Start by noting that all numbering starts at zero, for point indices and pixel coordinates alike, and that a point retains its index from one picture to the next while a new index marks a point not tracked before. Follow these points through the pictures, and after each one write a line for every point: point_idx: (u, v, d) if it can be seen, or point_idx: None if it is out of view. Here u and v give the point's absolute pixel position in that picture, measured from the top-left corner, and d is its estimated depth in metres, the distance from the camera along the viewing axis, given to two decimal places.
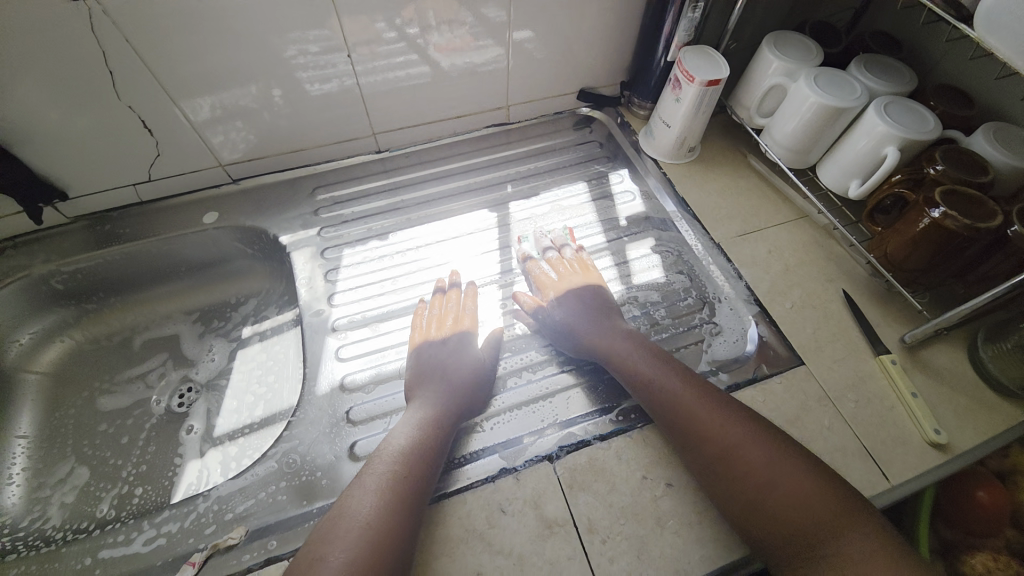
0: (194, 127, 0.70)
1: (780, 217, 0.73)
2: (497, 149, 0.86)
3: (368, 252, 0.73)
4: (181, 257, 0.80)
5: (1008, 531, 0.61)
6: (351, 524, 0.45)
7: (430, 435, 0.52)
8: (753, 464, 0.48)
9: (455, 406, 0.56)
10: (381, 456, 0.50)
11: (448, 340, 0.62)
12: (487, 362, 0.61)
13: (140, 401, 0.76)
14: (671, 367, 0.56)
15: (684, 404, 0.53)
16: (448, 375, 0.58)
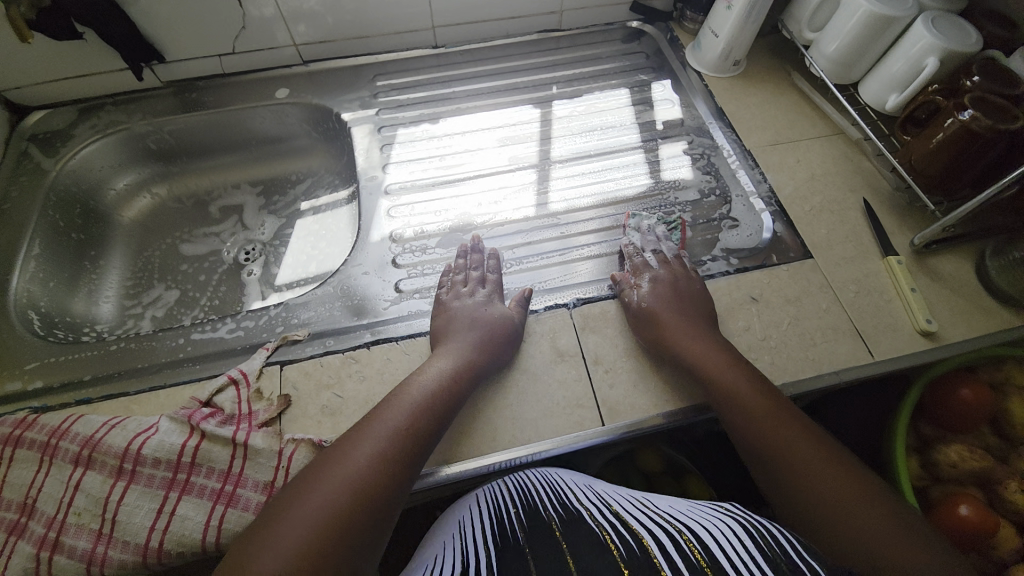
0: (276, 4, 0.77)
1: (814, 131, 0.76)
2: (547, 54, 0.89)
3: (419, 133, 0.79)
4: (252, 130, 0.89)
5: (988, 437, 0.66)
6: (352, 462, 0.45)
7: (451, 386, 0.53)
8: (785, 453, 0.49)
9: (488, 356, 0.56)
10: (404, 394, 0.52)
11: (473, 294, 0.62)
12: (515, 320, 0.59)
13: (214, 251, 0.88)
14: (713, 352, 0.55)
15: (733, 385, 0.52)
16: (477, 328, 0.58)
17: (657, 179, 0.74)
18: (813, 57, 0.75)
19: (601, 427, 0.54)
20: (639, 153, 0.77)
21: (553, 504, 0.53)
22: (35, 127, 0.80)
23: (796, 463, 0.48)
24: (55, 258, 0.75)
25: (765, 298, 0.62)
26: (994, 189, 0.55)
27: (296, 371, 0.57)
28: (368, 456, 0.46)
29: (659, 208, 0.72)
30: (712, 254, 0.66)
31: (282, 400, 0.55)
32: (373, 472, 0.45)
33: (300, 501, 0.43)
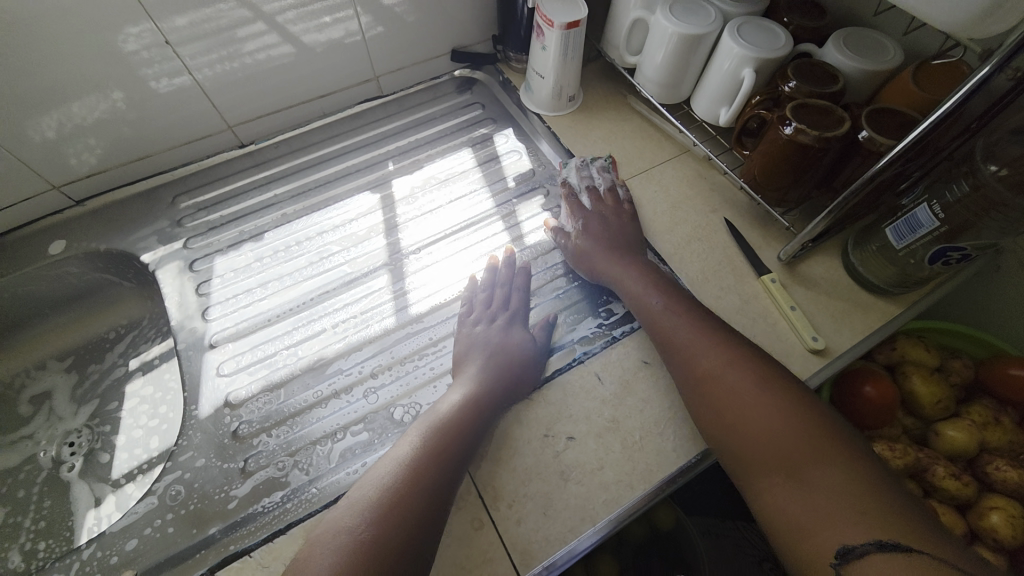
0: (23, 152, 0.62)
1: (663, 155, 0.74)
2: (375, 125, 0.80)
3: (241, 259, 0.67)
4: (37, 297, 0.71)
5: (906, 421, 0.66)
6: (379, 483, 0.45)
7: (473, 407, 0.51)
8: (764, 431, 0.46)
9: (505, 385, 0.53)
10: (408, 439, 0.49)
11: (495, 319, 0.60)
12: (536, 342, 0.58)
13: (28, 457, 0.69)
14: (698, 339, 0.53)
15: (708, 366, 0.51)
16: (494, 352, 0.56)
17: (523, 246, 0.68)
18: (640, 80, 0.73)
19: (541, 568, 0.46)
20: (499, 222, 0.70)
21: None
22: None
23: (768, 444, 0.45)
24: None
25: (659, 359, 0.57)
26: (841, 200, 0.53)
27: None
28: (376, 510, 0.43)
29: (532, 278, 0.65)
30: (590, 326, 0.61)
31: None
32: (392, 521, 0.42)
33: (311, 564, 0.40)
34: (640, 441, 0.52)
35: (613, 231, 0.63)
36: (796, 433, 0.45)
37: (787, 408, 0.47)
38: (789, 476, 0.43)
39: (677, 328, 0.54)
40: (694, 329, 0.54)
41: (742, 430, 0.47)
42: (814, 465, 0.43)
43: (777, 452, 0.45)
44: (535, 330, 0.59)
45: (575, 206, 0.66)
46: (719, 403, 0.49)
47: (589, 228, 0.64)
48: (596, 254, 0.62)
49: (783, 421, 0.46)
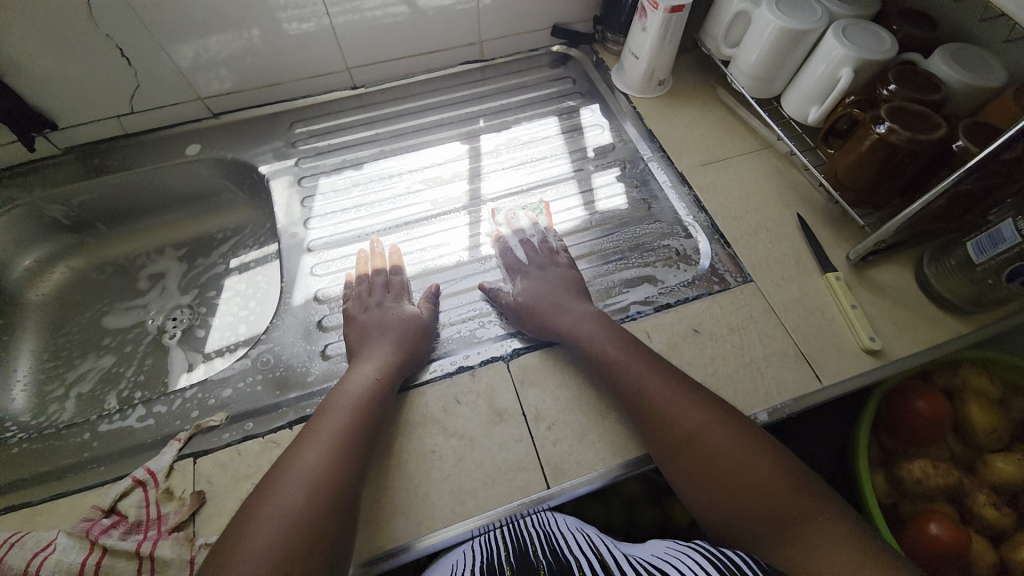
0: (182, 71, 0.73)
1: (745, 147, 0.76)
2: (472, 86, 0.87)
3: (342, 182, 0.75)
4: (168, 189, 0.82)
5: (954, 445, 0.66)
6: (296, 459, 0.47)
7: (378, 376, 0.54)
8: (716, 453, 0.48)
9: (406, 356, 0.57)
10: (327, 407, 0.52)
11: (378, 302, 0.62)
12: (425, 317, 0.61)
13: (138, 322, 0.80)
14: (644, 362, 0.54)
15: (658, 394, 0.51)
16: (387, 330, 0.59)
17: (592, 210, 0.72)
18: (734, 72, 0.75)
19: (577, 479, 0.51)
20: (572, 184, 0.74)
21: (545, 550, 0.47)
22: None
23: (720, 467, 0.47)
24: None
25: (709, 329, 0.60)
26: (920, 203, 0.54)
27: (211, 462, 0.52)
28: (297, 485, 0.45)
29: (594, 240, 0.70)
30: (645, 288, 0.64)
31: (195, 497, 0.49)
32: (307, 483, 0.45)
33: (250, 532, 0.42)
34: None
35: (573, 281, 0.63)
36: (740, 452, 0.47)
37: (730, 426, 0.49)
38: (747, 497, 0.45)
39: (616, 352, 0.55)
40: (639, 352, 0.55)
41: (694, 459, 0.48)
42: (764, 480, 0.45)
43: (729, 473, 0.47)
44: (421, 308, 0.62)
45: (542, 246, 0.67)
46: (670, 430, 0.50)
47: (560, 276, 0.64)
48: (536, 305, 0.60)
49: (728, 439, 0.48)
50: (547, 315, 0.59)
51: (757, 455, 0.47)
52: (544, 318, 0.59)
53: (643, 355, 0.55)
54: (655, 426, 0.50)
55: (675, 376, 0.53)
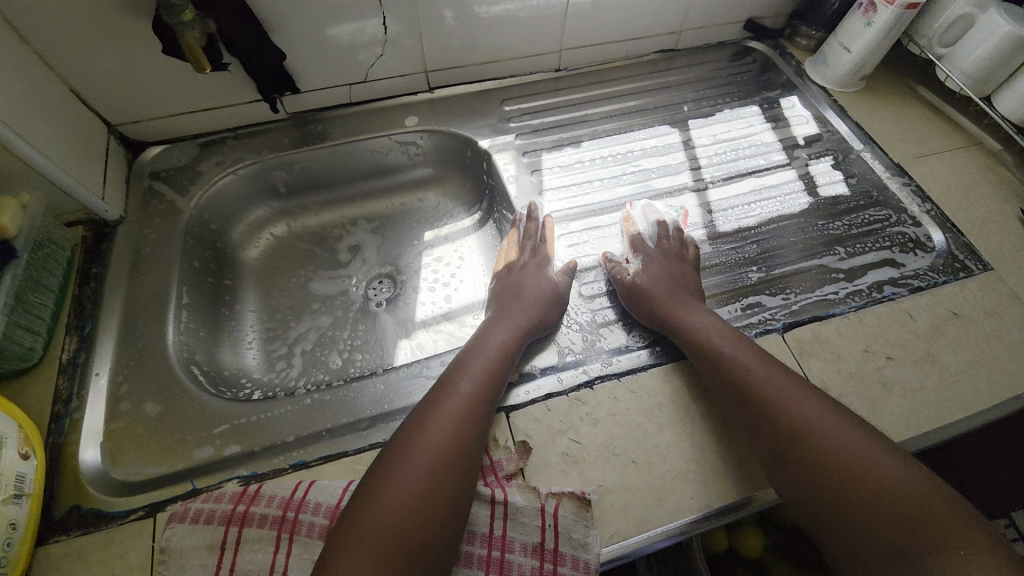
0: (422, 44, 0.74)
1: (952, 143, 0.79)
2: (667, 73, 0.89)
3: (565, 158, 0.76)
4: (376, 159, 0.81)
5: None
6: (428, 428, 0.47)
7: (512, 343, 0.56)
8: (832, 452, 0.45)
9: (535, 326, 0.58)
10: (478, 361, 0.53)
11: (524, 265, 0.66)
12: (560, 287, 0.63)
13: (342, 289, 0.79)
14: (758, 358, 0.53)
15: (772, 391, 0.50)
16: (525, 294, 0.62)
17: (816, 195, 0.74)
18: (948, 70, 0.77)
19: None
20: (791, 171, 0.76)
21: None
22: (155, 163, 0.72)
23: (837, 470, 0.44)
24: (198, 306, 0.67)
25: (965, 312, 0.62)
26: None
27: (526, 417, 0.52)
28: (428, 457, 0.45)
29: (827, 225, 0.71)
30: (891, 271, 0.66)
31: (522, 447, 0.50)
32: (439, 452, 0.45)
33: (381, 500, 0.43)
34: (956, 376, 0.57)
35: (672, 274, 0.62)
36: (866, 455, 0.45)
37: (855, 429, 0.47)
38: (868, 505, 0.43)
39: (725, 347, 0.54)
40: (749, 349, 0.54)
41: (804, 454, 0.46)
42: (893, 486, 0.43)
43: (847, 474, 0.44)
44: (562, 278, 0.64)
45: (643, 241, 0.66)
46: (785, 428, 0.48)
47: (653, 270, 0.63)
48: (657, 293, 0.60)
49: (850, 439, 0.46)
50: (665, 307, 0.58)
51: (886, 461, 0.44)
52: (658, 307, 0.58)
53: (755, 353, 0.53)
54: (769, 422, 0.48)
55: (801, 383, 0.51)
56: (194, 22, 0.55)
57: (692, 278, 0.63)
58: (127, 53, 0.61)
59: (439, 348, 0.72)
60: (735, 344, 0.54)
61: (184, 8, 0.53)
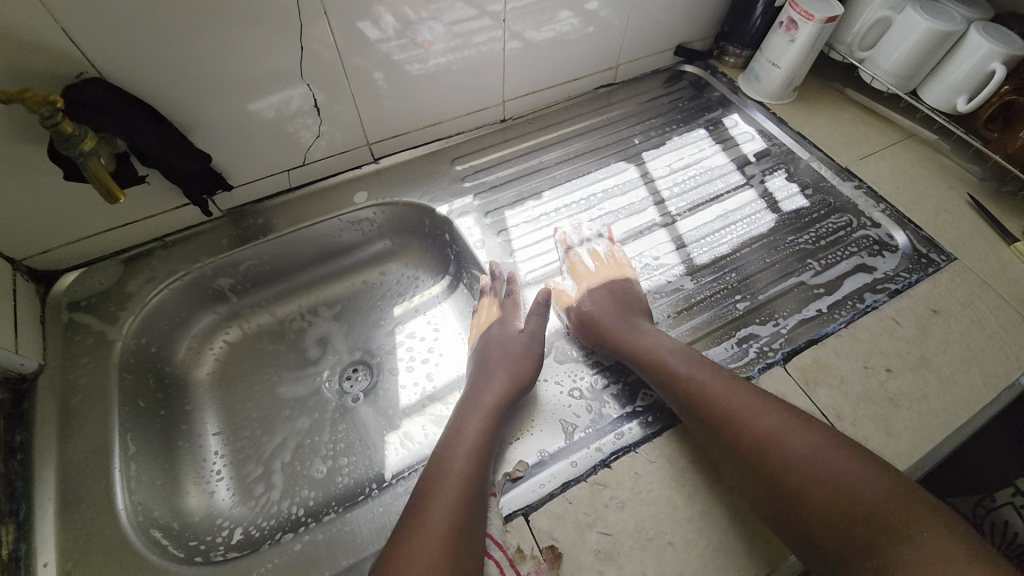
0: (362, 117, 0.70)
1: (887, 141, 0.83)
2: (612, 108, 0.89)
3: (530, 212, 0.74)
4: (329, 242, 0.76)
5: None
6: (416, 550, 0.41)
7: (492, 417, 0.52)
8: (785, 451, 0.46)
9: (512, 395, 0.54)
10: (457, 448, 0.49)
11: (504, 320, 0.63)
12: (534, 340, 0.60)
13: (314, 388, 0.72)
14: (702, 367, 0.53)
15: (724, 398, 0.50)
16: (495, 359, 0.58)
17: (779, 211, 0.75)
18: (872, 71, 0.82)
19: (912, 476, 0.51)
20: (750, 190, 0.77)
21: None
22: (74, 291, 0.63)
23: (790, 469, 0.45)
24: (147, 449, 0.58)
25: (944, 308, 0.64)
26: None
27: (548, 516, 0.47)
28: None
29: (794, 240, 0.71)
30: (866, 276, 0.67)
31: (551, 553, 0.45)
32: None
33: None
34: (952, 375, 0.58)
35: (615, 303, 0.63)
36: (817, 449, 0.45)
37: (798, 425, 0.47)
38: (821, 505, 0.43)
39: (672, 363, 0.54)
40: (694, 360, 0.54)
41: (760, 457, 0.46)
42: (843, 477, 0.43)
43: (802, 472, 0.44)
44: (528, 324, 0.61)
45: (580, 270, 0.68)
46: (740, 441, 0.47)
47: (594, 298, 0.64)
48: (604, 326, 0.60)
49: (799, 435, 0.46)
50: (610, 341, 0.58)
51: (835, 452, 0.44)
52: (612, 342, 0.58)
53: (699, 362, 0.53)
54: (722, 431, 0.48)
55: (749, 385, 0.51)
56: (98, 146, 0.50)
57: (641, 300, 0.63)
58: (23, 182, 0.53)
59: (430, 437, 0.65)
60: (683, 363, 0.53)
61: (83, 136, 0.48)
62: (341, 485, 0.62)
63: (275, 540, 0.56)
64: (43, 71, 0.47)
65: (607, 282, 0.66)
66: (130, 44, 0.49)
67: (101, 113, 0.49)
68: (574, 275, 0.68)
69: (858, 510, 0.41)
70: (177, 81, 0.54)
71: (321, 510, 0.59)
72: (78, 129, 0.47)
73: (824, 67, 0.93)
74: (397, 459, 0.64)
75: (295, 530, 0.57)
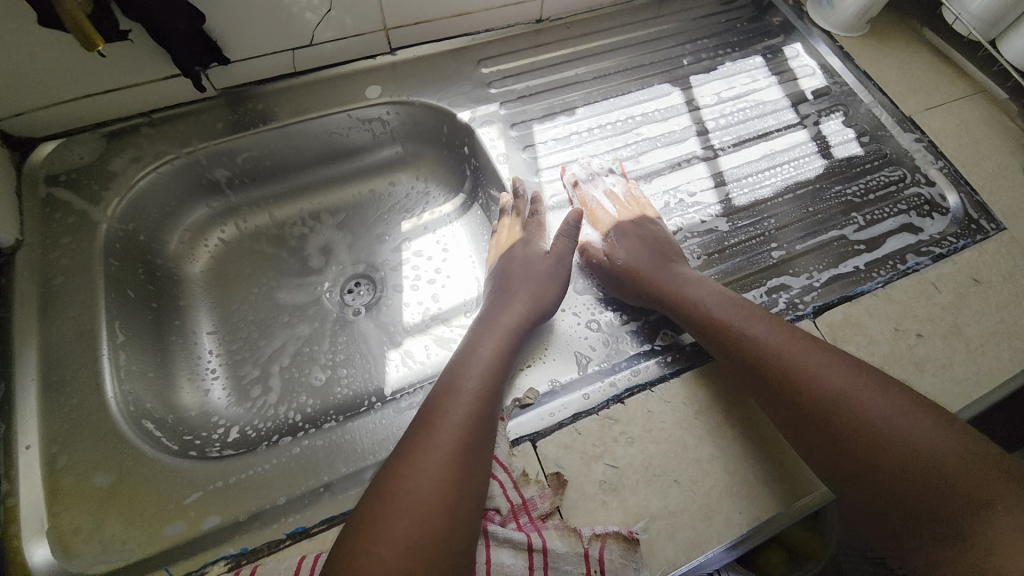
0: None
1: (958, 93, 0.75)
2: (662, 21, 0.78)
3: (560, 129, 0.67)
4: (336, 140, 0.68)
5: None
6: (423, 462, 0.40)
7: (508, 340, 0.49)
8: (850, 412, 0.43)
9: (530, 321, 0.51)
10: (470, 367, 0.46)
11: (529, 244, 0.58)
12: (556, 266, 0.55)
13: (314, 297, 0.68)
14: (763, 320, 0.50)
15: (787, 354, 0.47)
16: (515, 281, 0.55)
17: (830, 158, 0.68)
18: (956, 11, 0.73)
19: None
20: (802, 131, 0.70)
21: None
22: (52, 163, 0.57)
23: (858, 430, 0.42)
24: (138, 340, 0.55)
25: (985, 278, 0.60)
26: None
27: (555, 445, 0.46)
28: (424, 499, 0.38)
29: (842, 190, 0.66)
30: (912, 237, 0.62)
31: (556, 480, 0.44)
32: (435, 489, 0.39)
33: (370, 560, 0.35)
34: (981, 347, 0.56)
35: (647, 244, 0.59)
36: (892, 411, 0.42)
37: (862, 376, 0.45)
38: (893, 460, 0.40)
39: (730, 311, 0.50)
40: (755, 313, 0.50)
41: (826, 418, 0.43)
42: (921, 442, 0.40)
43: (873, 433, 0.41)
44: (553, 248, 0.57)
45: (602, 219, 0.63)
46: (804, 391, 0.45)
47: (622, 243, 0.60)
48: (635, 267, 0.56)
49: (872, 398, 0.43)
50: (649, 278, 0.55)
51: (909, 414, 0.42)
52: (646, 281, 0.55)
53: (760, 316, 0.50)
54: (783, 387, 0.46)
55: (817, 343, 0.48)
56: None
57: (670, 244, 0.59)
58: None
59: (434, 357, 0.63)
60: (735, 307, 0.51)
61: None
62: (340, 395, 0.61)
63: (272, 442, 0.55)
64: None
65: (631, 224, 0.61)
66: None
67: None
68: (594, 222, 0.64)
69: (935, 466, 0.39)
70: None
71: (320, 417, 0.58)
72: None
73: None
74: (399, 375, 0.62)
75: (292, 434, 0.56)
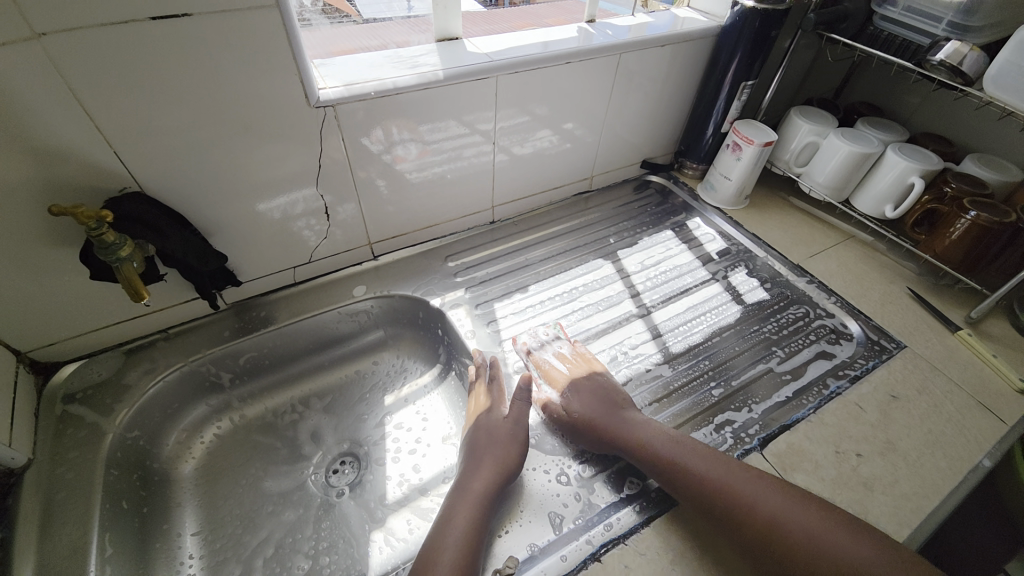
0: (365, 219, 0.77)
1: (831, 241, 0.94)
2: (588, 212, 1.00)
3: (516, 304, 0.80)
4: (325, 332, 0.79)
5: None
6: None
7: (479, 505, 0.53)
8: (784, 534, 0.48)
9: (498, 485, 0.55)
10: (446, 539, 0.49)
11: (493, 409, 0.65)
12: (516, 428, 0.62)
13: (300, 482, 0.70)
14: (695, 453, 0.55)
15: (719, 478, 0.53)
16: (483, 446, 0.60)
17: (743, 304, 0.82)
18: (809, 183, 0.95)
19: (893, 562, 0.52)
20: (715, 284, 0.86)
21: None
22: (70, 383, 0.64)
23: (790, 547, 0.47)
24: (122, 553, 0.56)
25: (902, 393, 0.69)
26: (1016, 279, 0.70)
27: None
28: None
29: (759, 329, 0.78)
30: (827, 363, 0.72)
31: None
32: None
33: None
34: (919, 460, 0.61)
35: (596, 395, 0.65)
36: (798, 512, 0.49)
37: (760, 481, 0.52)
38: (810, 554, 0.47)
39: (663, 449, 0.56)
40: (691, 446, 0.56)
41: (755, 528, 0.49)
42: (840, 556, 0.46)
43: (806, 553, 0.47)
44: (512, 410, 0.64)
45: (555, 376, 0.68)
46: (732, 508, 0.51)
47: (573, 397, 0.65)
48: (585, 417, 0.62)
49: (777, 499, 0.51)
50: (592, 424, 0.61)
51: (814, 514, 0.49)
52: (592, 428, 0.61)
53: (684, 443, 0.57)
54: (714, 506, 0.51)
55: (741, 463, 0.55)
56: (133, 254, 0.55)
57: (616, 393, 0.65)
58: (47, 281, 0.57)
59: (417, 533, 0.64)
60: (660, 440, 0.57)
61: (122, 244, 0.53)
62: None
63: None
64: (89, 188, 0.54)
65: (582, 379, 0.67)
66: (170, 164, 0.57)
67: (136, 218, 0.55)
68: (550, 380, 0.68)
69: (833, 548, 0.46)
70: (206, 194, 0.61)
71: None
72: (119, 239, 0.53)
73: (770, 179, 1.08)
74: (382, 560, 0.62)
75: None
